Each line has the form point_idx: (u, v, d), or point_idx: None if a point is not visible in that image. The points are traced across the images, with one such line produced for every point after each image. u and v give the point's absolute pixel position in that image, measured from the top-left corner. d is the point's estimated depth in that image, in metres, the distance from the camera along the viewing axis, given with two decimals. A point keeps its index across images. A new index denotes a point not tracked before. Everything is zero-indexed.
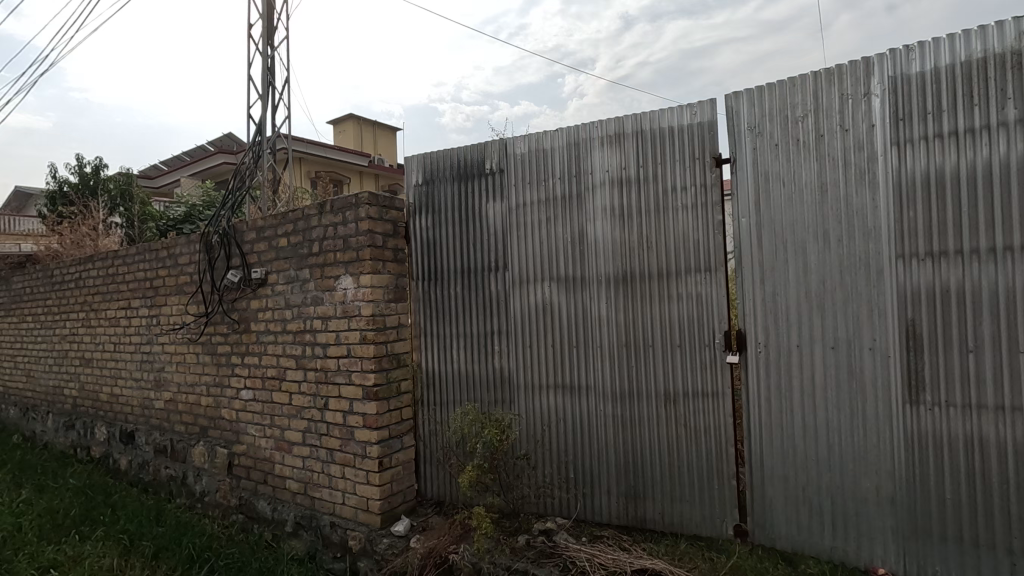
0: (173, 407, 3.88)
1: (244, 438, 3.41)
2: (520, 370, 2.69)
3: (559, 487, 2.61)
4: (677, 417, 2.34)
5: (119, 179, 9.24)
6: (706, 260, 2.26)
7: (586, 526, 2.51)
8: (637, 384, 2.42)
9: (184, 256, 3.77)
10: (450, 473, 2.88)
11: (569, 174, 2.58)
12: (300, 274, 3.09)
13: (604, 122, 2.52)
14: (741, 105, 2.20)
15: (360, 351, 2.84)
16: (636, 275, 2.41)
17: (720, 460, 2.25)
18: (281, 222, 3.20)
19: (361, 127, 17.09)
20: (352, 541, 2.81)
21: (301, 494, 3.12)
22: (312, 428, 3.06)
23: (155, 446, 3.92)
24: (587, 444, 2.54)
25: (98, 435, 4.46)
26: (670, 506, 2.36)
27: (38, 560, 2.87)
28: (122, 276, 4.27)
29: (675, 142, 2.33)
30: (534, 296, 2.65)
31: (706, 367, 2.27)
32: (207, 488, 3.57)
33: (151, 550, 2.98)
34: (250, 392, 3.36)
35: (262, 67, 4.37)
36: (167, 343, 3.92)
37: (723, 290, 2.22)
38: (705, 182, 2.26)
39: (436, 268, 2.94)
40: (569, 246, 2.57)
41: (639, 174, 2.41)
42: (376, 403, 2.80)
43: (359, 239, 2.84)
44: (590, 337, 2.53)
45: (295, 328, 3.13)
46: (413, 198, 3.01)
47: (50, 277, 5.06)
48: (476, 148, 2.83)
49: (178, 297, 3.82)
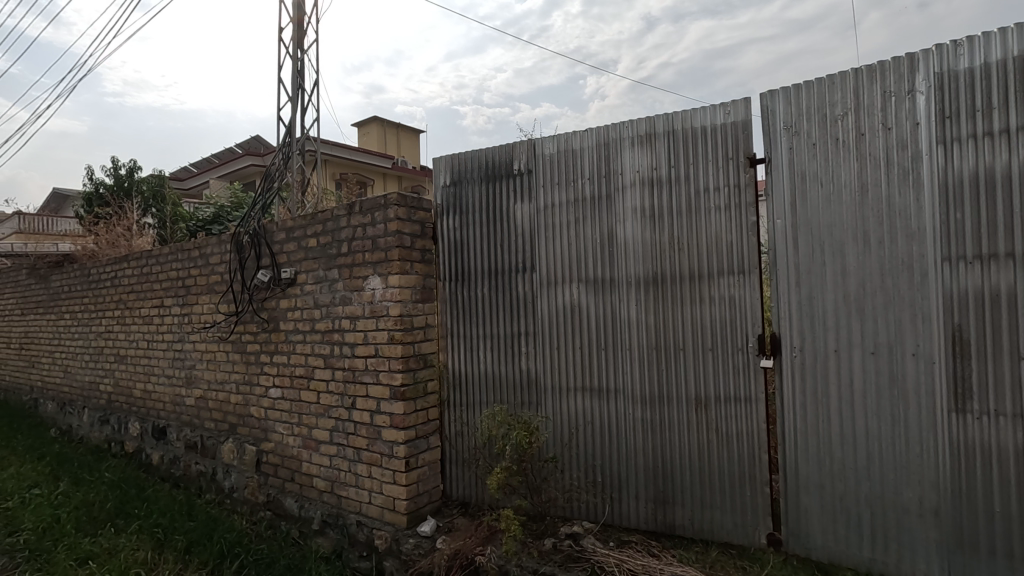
0: (204, 404, 3.96)
1: (272, 436, 3.45)
2: (547, 372, 2.67)
3: (586, 491, 2.58)
4: (708, 422, 2.30)
5: (152, 180, 9.51)
6: (739, 263, 2.21)
7: (614, 531, 2.48)
8: (667, 388, 2.38)
9: (216, 256, 3.84)
10: (476, 474, 2.87)
11: (599, 175, 2.55)
12: (329, 274, 3.13)
13: (635, 122, 2.48)
14: (777, 104, 2.16)
15: (387, 351, 2.86)
16: (667, 276, 2.38)
17: (753, 466, 2.20)
18: (310, 222, 3.23)
19: (385, 129, 17.30)
20: (378, 540, 2.83)
21: (327, 492, 3.14)
22: (340, 427, 3.09)
23: (186, 442, 4.01)
24: (616, 447, 2.51)
25: (131, 430, 4.57)
26: (700, 512, 2.32)
27: (76, 551, 2.95)
28: (155, 275, 4.37)
29: (708, 142, 2.29)
30: (562, 298, 2.63)
31: (739, 371, 2.23)
32: (236, 484, 3.63)
33: (184, 544, 3.03)
34: (279, 390, 3.41)
35: (292, 71, 4.43)
36: (198, 341, 4.00)
37: (757, 293, 2.17)
38: (739, 183, 2.22)
39: (463, 269, 2.94)
40: (599, 247, 2.54)
41: (670, 174, 2.37)
42: (404, 403, 2.81)
43: (387, 239, 2.86)
44: (620, 339, 2.49)
45: (324, 327, 3.16)
46: (441, 199, 3.02)
47: (87, 275, 5.21)
48: (504, 148, 2.82)
49: (210, 296, 3.90)
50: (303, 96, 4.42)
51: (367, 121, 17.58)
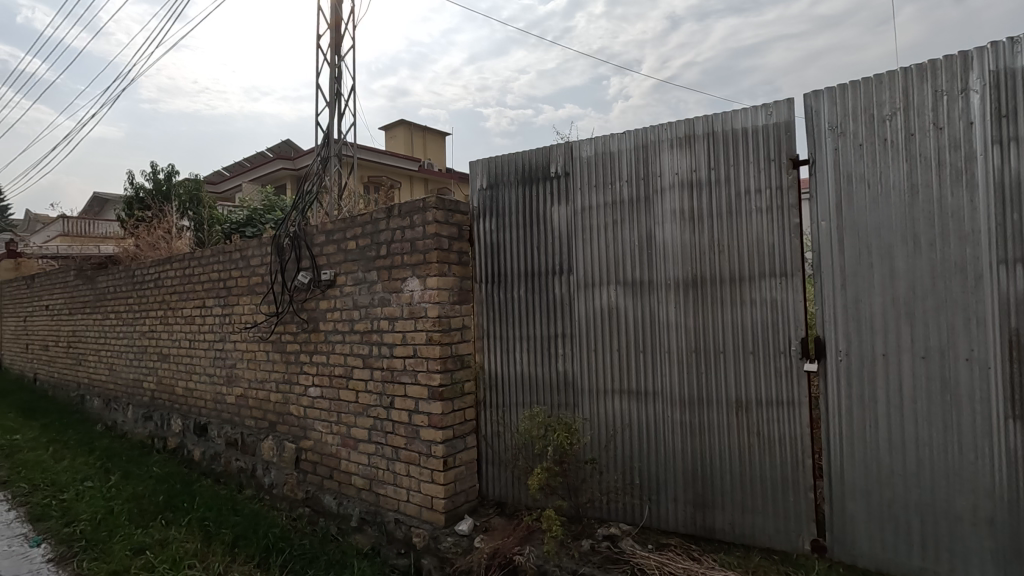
0: (244, 402, 4.07)
1: (311, 434, 3.54)
2: (584, 374, 2.68)
3: (623, 493, 2.58)
4: (749, 425, 2.28)
5: (189, 184, 9.81)
6: (782, 265, 2.19)
7: (652, 534, 2.47)
8: (707, 391, 2.37)
9: (256, 258, 3.95)
10: (513, 474, 2.89)
11: (637, 177, 2.55)
12: (367, 276, 3.19)
13: (674, 124, 2.48)
14: (821, 105, 2.14)
15: (425, 351, 2.91)
16: (706, 278, 2.36)
17: (796, 470, 2.18)
18: (350, 225, 3.30)
19: (411, 132, 17.51)
20: (417, 538, 2.87)
21: (366, 490, 3.20)
22: (378, 426, 3.15)
23: (227, 439, 4.12)
24: (654, 450, 2.50)
25: (173, 427, 4.71)
26: (741, 516, 2.30)
27: (129, 542, 3.06)
28: (197, 276, 4.50)
29: (749, 143, 2.27)
30: (600, 300, 2.64)
31: (781, 375, 2.21)
32: (275, 481, 3.72)
33: (230, 538, 3.13)
34: (318, 389, 3.49)
35: (330, 77, 4.53)
36: (239, 341, 4.11)
37: (800, 295, 2.15)
38: (781, 184, 2.19)
39: (499, 270, 2.97)
40: (637, 250, 2.54)
41: (710, 176, 2.36)
42: (442, 402, 2.86)
43: (425, 242, 2.91)
44: (658, 342, 2.49)
45: (362, 328, 3.23)
46: (477, 202, 3.06)
47: (132, 277, 5.39)
48: (541, 151, 2.84)
49: (250, 297, 4.01)
50: (340, 101, 4.52)
51: (394, 124, 17.77)
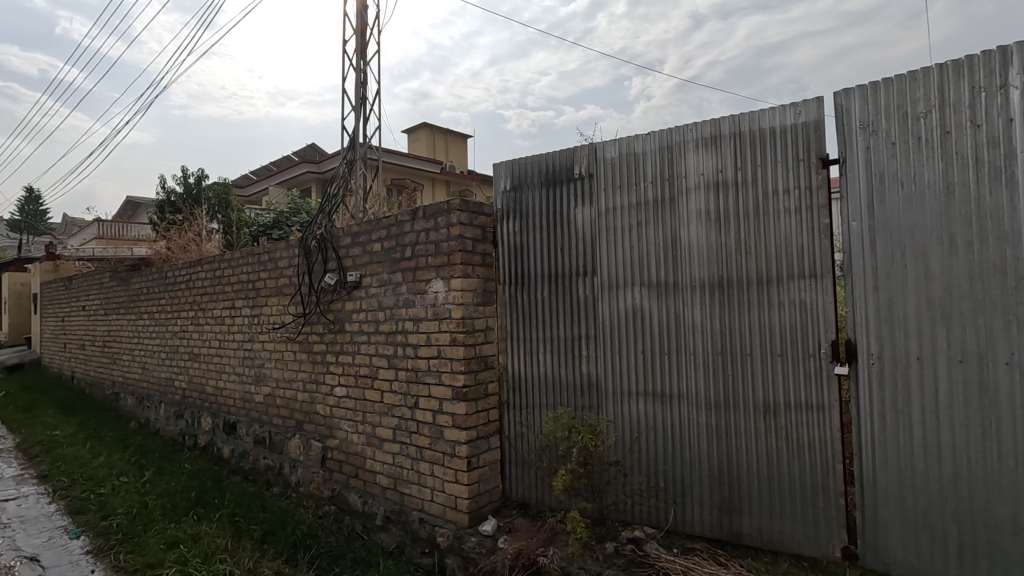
0: (272, 401, 4.15)
1: (337, 433, 3.59)
2: (608, 376, 2.68)
3: (648, 496, 2.56)
4: (778, 429, 2.24)
5: (218, 188, 10.07)
6: (811, 266, 2.15)
7: (677, 538, 2.44)
8: (733, 394, 2.34)
9: (284, 259, 4.03)
10: (537, 475, 2.90)
11: (662, 178, 2.53)
12: (392, 278, 3.23)
13: (700, 124, 2.46)
14: (852, 103, 2.10)
15: (449, 352, 2.93)
16: (733, 280, 2.34)
17: (826, 476, 2.14)
18: (375, 227, 3.35)
19: (433, 134, 17.66)
20: (440, 538, 2.89)
21: (390, 489, 3.24)
22: (402, 426, 3.18)
23: (255, 437, 4.21)
24: (680, 453, 2.48)
25: (204, 425, 4.83)
26: (769, 522, 2.26)
27: (164, 536, 3.15)
28: (227, 278, 4.61)
29: (777, 143, 2.24)
30: (624, 301, 2.63)
31: (811, 378, 2.17)
32: (302, 479, 3.78)
33: (260, 534, 3.22)
34: (344, 389, 3.54)
35: (356, 82, 4.60)
36: (267, 341, 4.20)
37: (830, 297, 2.11)
38: (811, 184, 2.16)
39: (523, 272, 2.98)
40: (662, 251, 2.53)
41: (736, 177, 2.33)
42: (465, 403, 2.88)
43: (449, 244, 2.93)
44: (684, 344, 2.47)
45: (387, 329, 3.27)
46: (501, 203, 3.07)
47: (164, 278, 5.54)
48: (565, 152, 2.84)
49: (278, 298, 4.09)
50: (365, 105, 4.59)
51: (416, 127, 17.94)
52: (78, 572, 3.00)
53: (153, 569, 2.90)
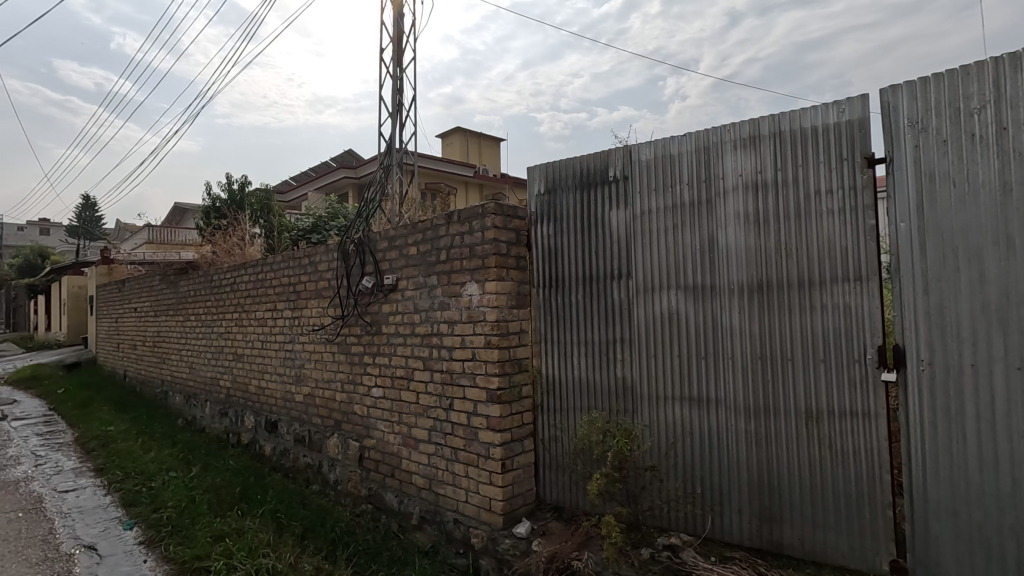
0: (311, 401, 4.26)
1: (374, 433, 3.66)
2: (643, 380, 2.65)
3: (684, 502, 2.52)
4: (821, 437, 2.18)
5: (260, 194, 10.47)
6: (855, 269, 2.09)
7: (715, 546, 2.40)
8: (774, 400, 2.29)
9: (324, 263, 4.14)
10: (571, 478, 2.89)
11: (698, 180, 2.50)
12: (428, 280, 3.28)
13: (738, 124, 2.42)
14: (900, 100, 2.02)
15: (484, 354, 2.96)
16: (772, 283, 2.29)
17: (872, 485, 2.06)
18: (411, 231, 3.41)
19: (467, 139, 17.83)
20: (475, 539, 2.92)
21: (425, 489, 3.28)
22: (438, 427, 3.22)
23: (295, 436, 4.33)
24: (718, 459, 2.43)
25: (247, 423, 5.00)
26: (811, 532, 2.20)
27: (211, 530, 3.27)
28: (269, 281, 4.76)
29: (819, 143, 2.18)
30: (659, 305, 2.60)
31: (855, 385, 2.10)
32: (340, 478, 3.87)
33: (300, 531, 3.33)
34: (380, 390, 3.62)
35: (392, 89, 4.70)
36: (307, 342, 4.31)
37: (877, 301, 2.04)
38: (855, 184, 2.09)
39: (557, 275, 2.98)
40: (698, 254, 2.49)
41: (776, 177, 2.28)
42: (500, 405, 2.90)
43: (484, 247, 2.96)
44: (721, 348, 2.42)
45: (423, 331, 3.32)
46: (535, 207, 3.09)
47: (210, 281, 5.76)
48: (599, 155, 2.84)
49: (318, 300, 4.20)
50: (401, 112, 4.68)
51: (450, 132, 18.14)
52: (132, 562, 3.15)
53: (201, 560, 3.01)
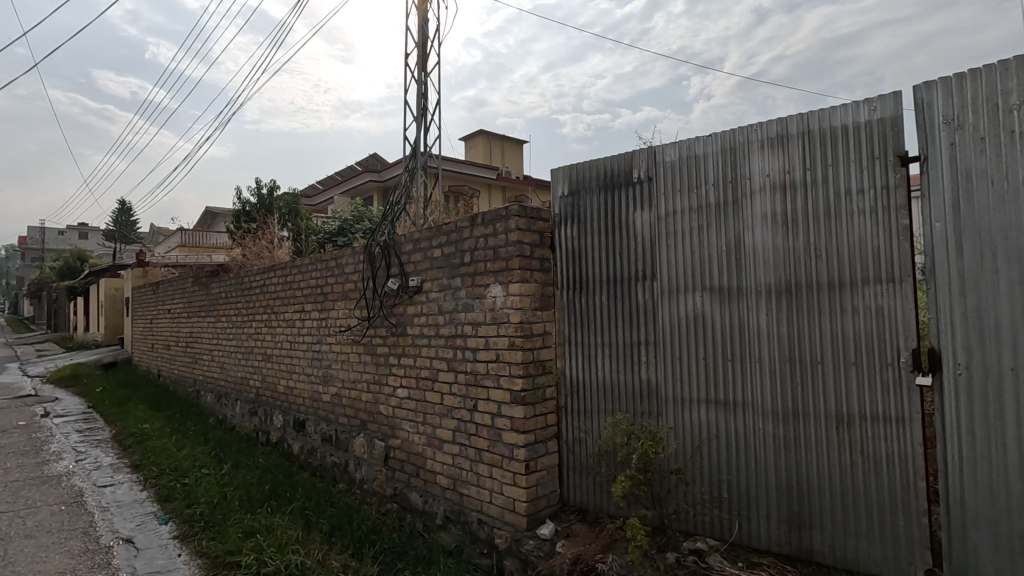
0: (338, 401, 4.33)
1: (399, 433, 3.71)
2: (668, 382, 2.63)
3: (711, 506, 2.49)
4: (852, 441, 2.13)
5: (287, 198, 10.73)
6: (888, 270, 2.04)
7: (742, 551, 2.36)
8: (803, 403, 2.25)
9: (350, 265, 4.21)
10: (595, 480, 2.88)
11: (724, 180, 2.47)
12: (452, 283, 3.31)
13: (766, 124, 2.39)
14: (934, 96, 1.97)
15: (508, 356, 2.97)
16: (800, 285, 2.25)
17: (906, 492, 2.01)
18: (435, 233, 3.44)
19: (490, 141, 17.92)
20: (499, 539, 2.94)
21: (450, 489, 3.31)
22: (462, 428, 3.25)
23: (323, 435, 4.41)
24: (744, 464, 2.40)
25: (276, 422, 5.11)
26: (843, 539, 2.15)
27: (242, 526, 3.34)
28: (298, 283, 4.86)
29: (849, 142, 2.14)
30: (685, 306, 2.58)
31: (888, 389, 2.05)
32: (366, 477, 3.93)
33: (328, 528, 3.41)
34: (406, 391, 3.66)
35: (417, 93, 4.76)
36: (334, 343, 4.39)
37: (910, 303, 1.99)
38: (887, 184, 2.04)
39: (581, 277, 2.98)
40: (725, 255, 2.46)
41: (805, 177, 2.25)
42: (524, 407, 2.91)
43: (508, 249, 2.98)
44: (748, 350, 2.39)
45: (447, 332, 3.35)
46: (559, 209, 3.09)
47: (241, 283, 5.90)
48: (623, 156, 2.83)
49: (345, 302, 4.27)
50: (426, 116, 4.74)
51: (473, 135, 18.24)
52: (167, 555, 3.25)
53: (233, 555, 3.09)
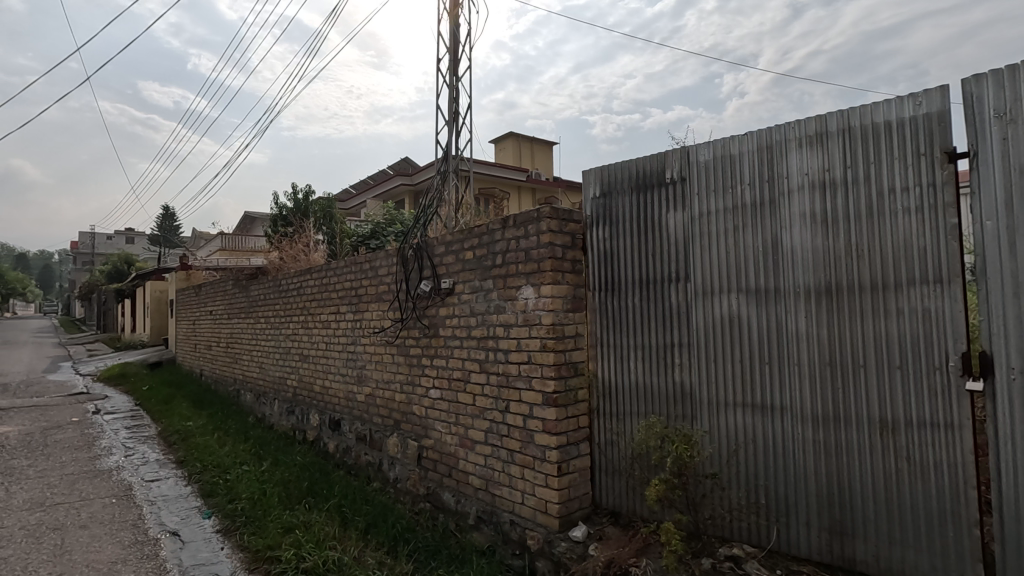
0: (372, 401, 4.41)
1: (432, 433, 3.75)
2: (703, 386, 2.59)
3: (748, 512, 2.44)
4: (897, 448, 2.06)
5: (323, 202, 11.00)
6: (935, 271, 1.96)
7: (781, 559, 2.30)
8: (844, 408, 2.19)
9: (384, 268, 4.28)
10: (628, 483, 2.85)
11: (761, 180, 2.42)
12: (484, 284, 3.34)
13: (804, 122, 2.34)
14: (984, 90, 1.90)
15: (540, 358, 2.98)
16: (841, 286, 2.19)
17: (957, 503, 1.93)
18: (467, 236, 3.48)
19: (519, 144, 17.98)
20: (531, 540, 2.94)
21: (482, 489, 3.33)
22: (494, 429, 3.27)
23: (357, 434, 4.50)
24: (783, 469, 2.34)
25: (312, 421, 5.24)
26: (888, 549, 2.08)
27: (281, 522, 3.44)
28: (333, 286, 4.97)
29: (892, 139, 2.08)
30: (720, 308, 2.54)
31: (936, 394, 1.97)
32: (399, 476, 3.99)
33: (364, 525, 3.49)
34: (438, 391, 3.70)
35: (449, 97, 4.82)
36: (368, 344, 4.47)
37: (960, 305, 1.91)
38: (934, 181, 1.97)
39: (613, 278, 2.96)
40: (762, 256, 2.41)
41: (846, 176, 2.19)
42: (556, 409, 2.91)
43: (540, 251, 2.98)
44: (787, 354, 2.34)
45: (479, 334, 3.38)
46: (591, 210, 3.08)
47: (278, 286, 6.07)
48: (656, 157, 2.81)
49: (378, 304, 4.35)
50: (458, 120, 4.79)
51: (503, 138, 18.34)
52: (210, 549, 3.37)
53: (273, 550, 3.18)
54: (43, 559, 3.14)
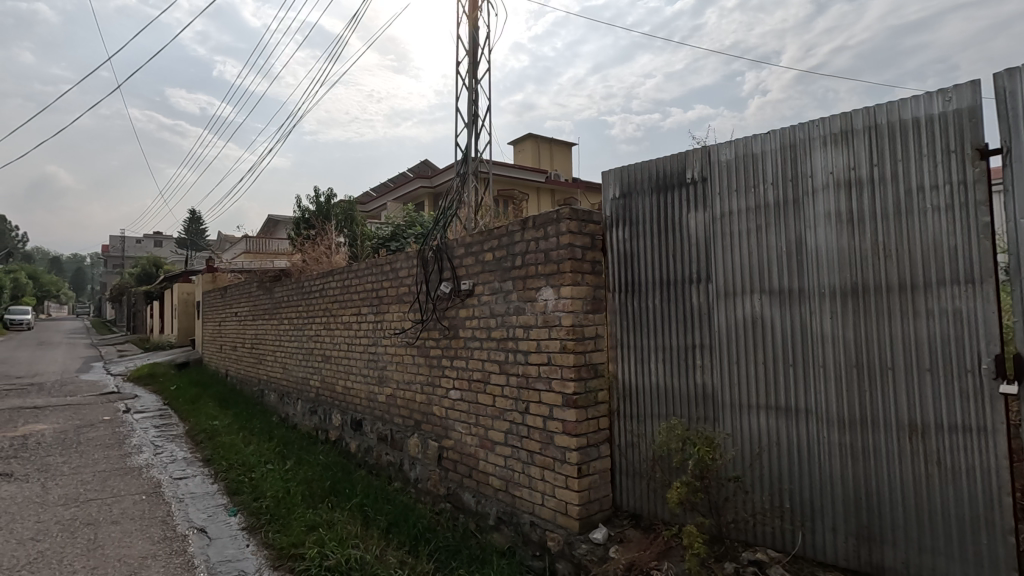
0: (393, 401, 4.45)
1: (452, 434, 3.77)
2: (725, 388, 2.56)
3: (772, 516, 2.40)
4: (927, 452, 2.01)
5: (344, 205, 11.15)
6: (966, 271, 1.92)
7: (806, 564, 2.27)
8: (871, 411, 2.14)
9: (404, 269, 4.32)
10: (649, 486, 2.83)
11: (785, 179, 2.39)
12: (504, 286, 3.35)
13: (828, 120, 2.30)
14: (1018, 85, 1.84)
15: (560, 359, 2.98)
16: (867, 286, 2.15)
17: (991, 509, 1.87)
18: (486, 238, 3.49)
19: (538, 145, 17.99)
20: (551, 542, 2.94)
21: (502, 490, 3.34)
22: (513, 430, 3.28)
23: (378, 434, 4.54)
24: (807, 473, 2.31)
25: (334, 421, 5.31)
26: (917, 555, 2.03)
27: (305, 520, 3.49)
28: (354, 287, 5.04)
29: (920, 136, 2.03)
30: (742, 309, 2.51)
31: (968, 397, 1.92)
32: (420, 476, 4.02)
33: (385, 525, 3.52)
34: (458, 392, 3.73)
35: (468, 100, 4.85)
36: (389, 345, 4.51)
37: (992, 306, 1.86)
38: (965, 179, 1.92)
39: (634, 279, 2.95)
40: (785, 255, 2.38)
41: (872, 174, 2.14)
42: (576, 410, 2.91)
43: (559, 252, 2.98)
44: (811, 355, 2.30)
45: (499, 335, 3.39)
46: (611, 211, 3.07)
47: (301, 288, 6.17)
48: (677, 157, 2.79)
49: (399, 305, 4.39)
50: (477, 122, 4.81)
51: (522, 139, 18.36)
52: (236, 545, 3.43)
53: (297, 547, 3.23)
54: (77, 554, 3.24)
